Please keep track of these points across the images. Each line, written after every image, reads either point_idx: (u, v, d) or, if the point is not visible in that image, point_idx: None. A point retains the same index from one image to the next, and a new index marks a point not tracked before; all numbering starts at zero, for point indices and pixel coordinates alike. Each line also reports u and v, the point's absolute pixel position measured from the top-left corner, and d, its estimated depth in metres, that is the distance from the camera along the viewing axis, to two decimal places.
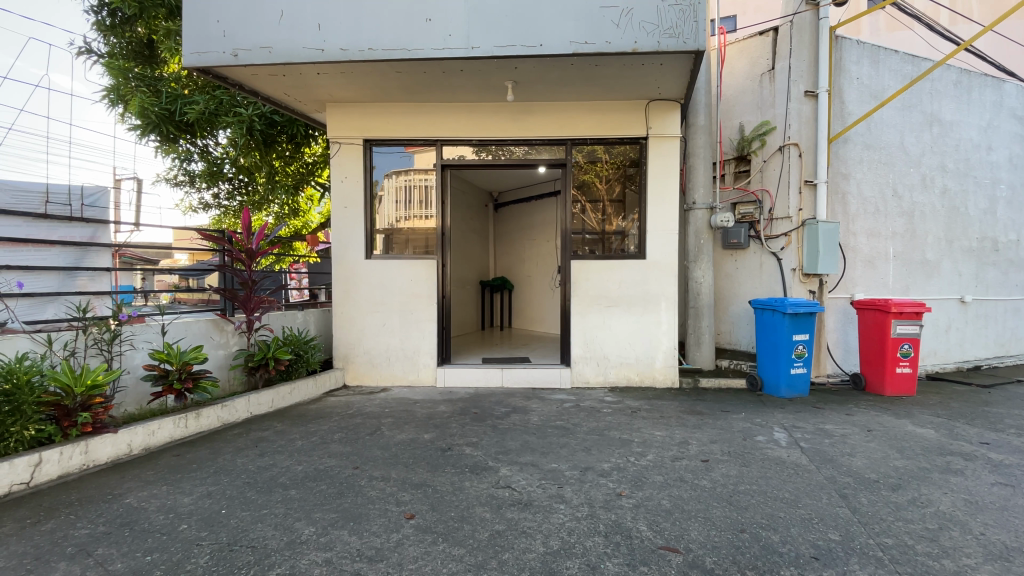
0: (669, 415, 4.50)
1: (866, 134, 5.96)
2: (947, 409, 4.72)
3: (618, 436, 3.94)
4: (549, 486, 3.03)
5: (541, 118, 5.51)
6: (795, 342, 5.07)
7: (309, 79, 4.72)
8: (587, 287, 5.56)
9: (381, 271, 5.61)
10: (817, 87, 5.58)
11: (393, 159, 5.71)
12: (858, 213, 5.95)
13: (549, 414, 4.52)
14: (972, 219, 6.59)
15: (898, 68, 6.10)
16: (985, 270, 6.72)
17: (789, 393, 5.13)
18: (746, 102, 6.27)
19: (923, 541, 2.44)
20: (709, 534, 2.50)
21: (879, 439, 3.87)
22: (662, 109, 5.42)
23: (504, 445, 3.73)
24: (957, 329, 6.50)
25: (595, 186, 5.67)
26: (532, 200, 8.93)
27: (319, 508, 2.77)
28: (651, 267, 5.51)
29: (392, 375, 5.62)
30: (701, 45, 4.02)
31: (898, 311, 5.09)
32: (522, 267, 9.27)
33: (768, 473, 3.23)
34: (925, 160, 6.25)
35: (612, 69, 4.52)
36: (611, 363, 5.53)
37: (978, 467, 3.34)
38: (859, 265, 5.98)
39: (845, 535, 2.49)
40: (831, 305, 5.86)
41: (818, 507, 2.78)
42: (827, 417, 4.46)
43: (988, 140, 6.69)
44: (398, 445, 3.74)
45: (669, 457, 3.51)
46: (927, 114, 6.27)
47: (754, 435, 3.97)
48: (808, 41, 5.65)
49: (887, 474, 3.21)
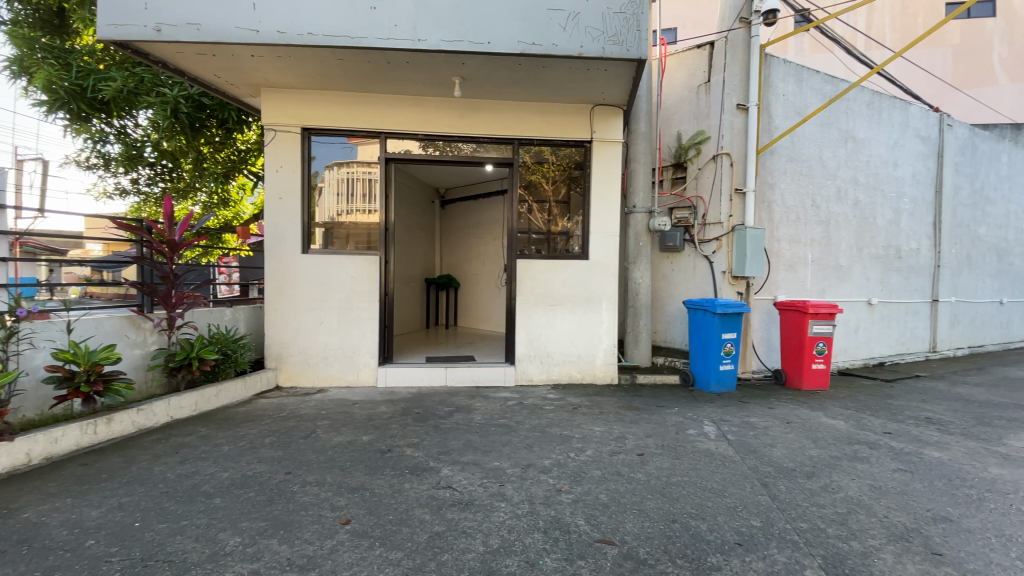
0: (608, 411, 4.64)
1: (790, 148, 6.41)
2: (855, 402, 5.17)
3: (559, 432, 4.00)
4: (491, 485, 3.03)
5: (489, 117, 5.49)
6: (724, 340, 5.37)
7: (243, 61, 4.44)
8: (532, 285, 5.59)
9: (320, 266, 5.38)
10: (747, 101, 5.96)
11: (334, 150, 5.50)
12: (782, 220, 6.39)
13: (492, 413, 4.53)
14: (879, 229, 7.26)
15: (819, 88, 6.60)
16: (890, 275, 7.42)
17: (718, 388, 5.43)
18: (683, 111, 6.56)
19: (834, 525, 2.65)
20: (643, 526, 2.59)
21: (796, 430, 4.18)
22: (606, 114, 5.57)
23: (446, 445, 3.69)
24: (865, 328, 7.15)
25: (542, 186, 5.74)
26: (480, 197, 8.92)
27: (246, 517, 2.61)
28: (593, 268, 5.65)
29: (329, 376, 5.41)
30: (643, 53, 4.16)
31: (814, 312, 5.52)
32: (468, 266, 9.21)
33: (699, 465, 3.40)
34: (840, 173, 6.82)
35: (559, 72, 4.58)
36: (555, 360, 5.61)
37: (881, 455, 3.68)
38: (781, 269, 6.42)
39: (765, 521, 2.67)
40: (756, 305, 6.26)
41: (742, 496, 2.96)
42: (751, 410, 4.76)
43: (894, 157, 7.38)
44: (335, 448, 3.61)
45: (607, 451, 3.61)
46: (843, 131, 6.83)
47: (686, 428, 4.17)
48: (741, 57, 5.96)
49: (803, 463, 3.48)
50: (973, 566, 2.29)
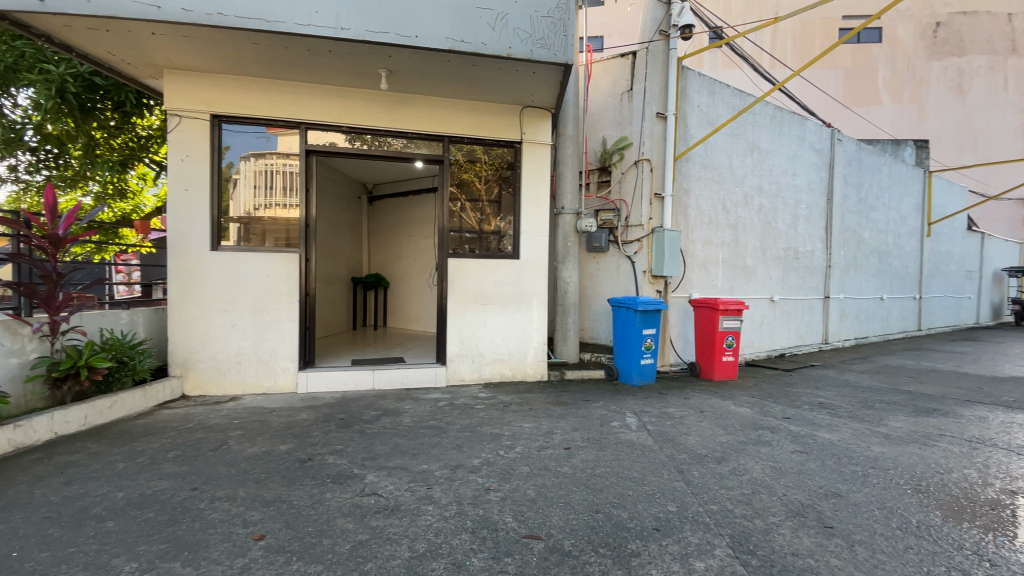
0: (537, 408, 4.72)
1: (704, 156, 6.86)
2: (759, 390, 5.65)
3: (489, 431, 4.01)
4: (418, 488, 2.98)
5: (418, 112, 5.38)
6: (645, 336, 5.66)
7: (143, 39, 4.04)
8: (463, 284, 5.54)
9: (233, 265, 5.01)
10: (666, 110, 6.32)
11: (249, 140, 5.14)
12: (696, 223, 6.83)
13: (421, 415, 4.45)
14: (781, 232, 7.98)
15: (729, 101, 7.13)
16: (789, 275, 8.17)
17: (640, 381, 5.72)
18: (608, 117, 6.81)
19: (740, 505, 2.88)
20: (569, 518, 2.66)
21: (708, 419, 4.49)
22: (535, 116, 5.68)
23: (372, 450, 3.58)
24: (768, 322, 7.83)
25: (474, 185, 5.73)
26: (409, 194, 8.74)
27: (144, 540, 2.38)
28: (524, 267, 5.72)
29: (244, 382, 5.06)
30: (569, 58, 4.29)
31: (724, 309, 5.97)
32: (397, 264, 8.99)
33: (621, 456, 3.56)
34: (747, 181, 7.41)
35: (488, 71, 4.59)
36: (486, 360, 5.61)
37: (781, 438, 4.05)
38: (696, 269, 6.87)
39: (680, 506, 2.84)
40: (674, 303, 6.65)
41: (660, 483, 3.13)
42: (669, 401, 5.05)
43: (793, 167, 8.13)
44: (249, 460, 3.38)
45: (535, 447, 3.67)
46: (750, 142, 7.43)
47: (610, 421, 4.34)
48: (660, 68, 6.32)
49: (714, 449, 3.74)
50: (856, 535, 2.57)
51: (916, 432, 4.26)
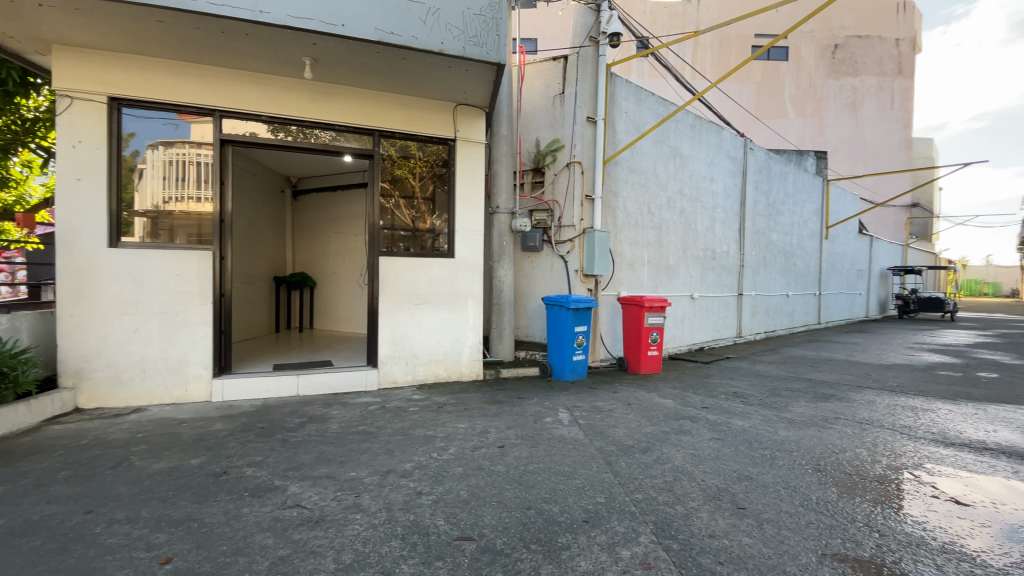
0: (472, 407, 4.71)
1: (631, 160, 7.15)
2: (681, 382, 6.00)
3: (422, 433, 3.94)
4: (345, 497, 2.87)
5: (347, 104, 5.18)
6: (577, 333, 5.82)
7: (23, 8, 3.58)
8: (396, 284, 5.40)
9: (136, 263, 4.55)
10: (596, 115, 6.54)
11: (156, 127, 4.70)
12: (624, 224, 7.12)
13: (349, 420, 4.29)
14: (700, 234, 8.51)
15: (653, 108, 7.48)
16: (708, 274, 8.74)
17: (572, 377, 5.87)
18: (541, 118, 6.92)
19: (663, 492, 3.04)
20: (501, 517, 2.68)
21: (635, 411, 4.70)
22: (469, 114, 5.66)
23: (295, 460, 3.40)
24: (689, 318, 8.33)
25: (408, 182, 5.61)
26: (337, 188, 8.40)
27: (26, 572, 2.10)
28: (458, 266, 5.69)
29: (149, 393, 4.62)
30: (501, 58, 4.36)
31: (649, 306, 6.28)
32: (324, 262, 8.62)
33: (552, 451, 3.63)
34: (670, 185, 7.83)
35: (420, 67, 4.51)
36: (419, 361, 5.52)
37: (700, 427, 4.32)
38: (624, 268, 7.16)
39: (608, 497, 2.95)
40: (604, 301, 6.89)
41: (590, 475, 3.23)
42: (599, 396, 5.23)
43: (711, 173, 8.70)
44: (154, 477, 3.09)
45: (469, 447, 3.66)
46: (673, 149, 7.85)
47: (543, 417, 4.42)
48: (590, 73, 6.52)
49: (640, 440, 3.92)
50: (765, 514, 2.80)
51: (815, 416, 4.71)
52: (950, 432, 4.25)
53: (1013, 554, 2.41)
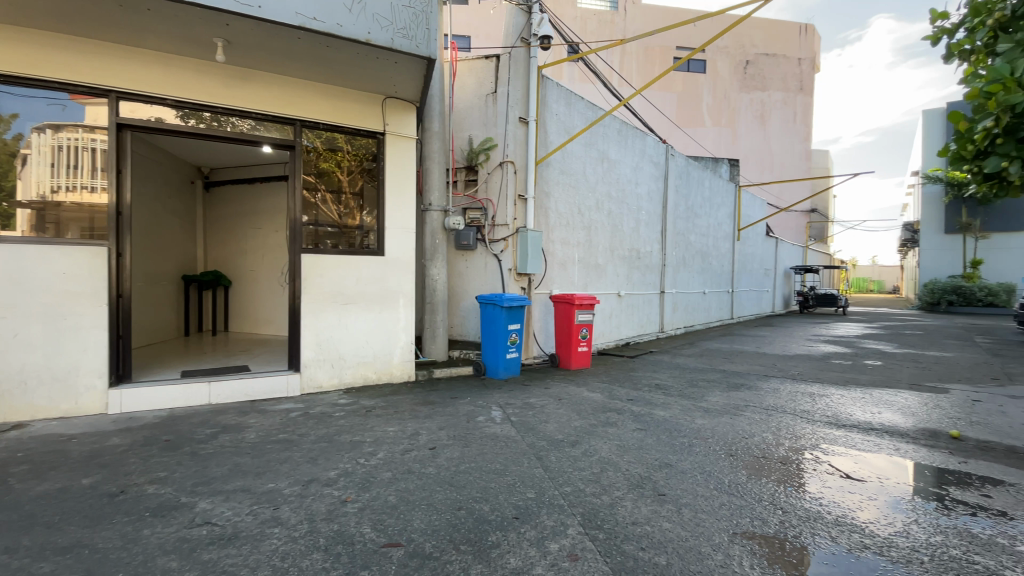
0: (402, 410, 4.60)
1: (562, 162, 7.31)
2: (609, 376, 6.24)
3: (349, 439, 3.79)
4: (262, 511, 2.69)
5: (267, 92, 4.86)
6: (510, 331, 5.87)
7: None
8: (321, 283, 5.14)
9: (15, 260, 4.00)
10: (527, 115, 6.61)
11: (41, 107, 4.16)
12: (556, 224, 7.27)
13: (269, 428, 4.03)
14: (626, 234, 8.89)
15: (583, 112, 7.70)
16: (634, 273, 9.15)
17: (506, 375, 5.91)
18: (473, 117, 6.89)
19: (590, 484, 3.14)
20: (430, 520, 2.64)
21: (565, 406, 4.82)
22: (399, 108, 5.52)
23: (206, 474, 3.14)
24: (617, 315, 8.68)
25: (335, 175, 5.39)
26: (256, 181, 7.90)
27: None
28: (389, 264, 5.52)
29: (30, 408, 4.07)
30: (432, 52, 4.33)
31: (579, 303, 6.46)
32: (241, 260, 8.06)
33: (484, 450, 3.63)
34: (599, 187, 8.11)
35: (347, 56, 4.34)
36: (347, 363, 5.30)
37: (626, 419, 4.51)
38: (556, 267, 7.31)
39: (538, 492, 3.00)
40: (537, 299, 6.99)
41: (521, 472, 3.26)
42: (531, 392, 5.31)
43: (637, 177, 9.11)
44: (34, 501, 2.73)
45: (399, 451, 3.57)
46: (601, 152, 8.13)
47: (476, 416, 4.41)
48: (522, 74, 6.58)
49: (569, 434, 4.02)
50: (683, 499, 2.97)
51: (728, 404, 5.08)
52: (842, 415, 4.74)
53: (894, 522, 2.73)
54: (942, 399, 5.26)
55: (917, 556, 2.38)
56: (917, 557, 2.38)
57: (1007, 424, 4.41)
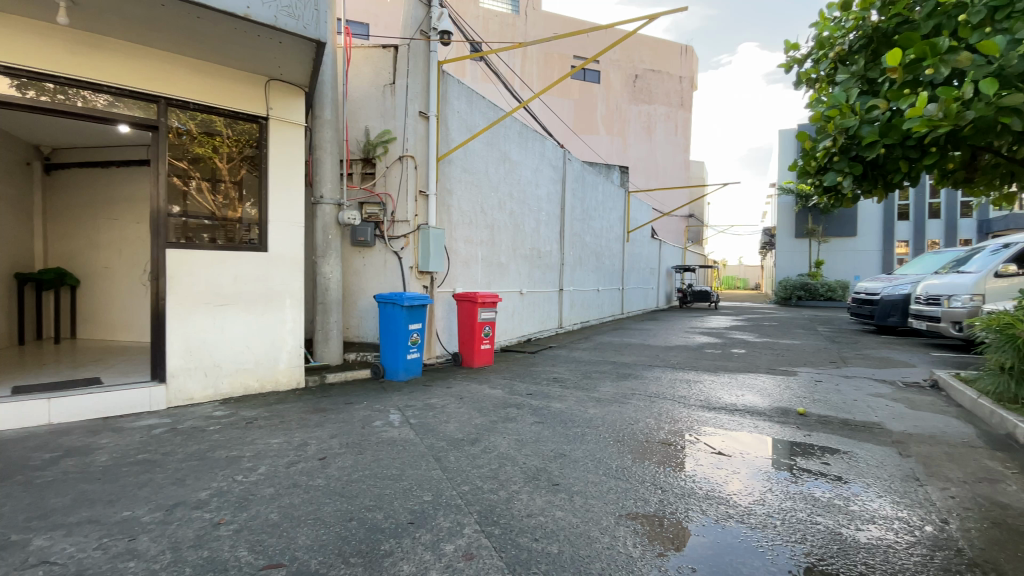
0: (289, 419, 4.26)
1: (464, 160, 7.28)
2: (510, 373, 6.35)
3: (225, 455, 3.43)
4: (113, 544, 2.33)
5: (125, 63, 4.22)
6: (410, 331, 5.72)
7: None
8: (193, 282, 4.60)
9: None
10: (428, 111, 6.53)
11: None
12: (458, 222, 7.22)
13: (125, 449, 3.51)
14: (528, 234, 9.11)
15: (484, 111, 7.74)
16: (535, 271, 9.41)
17: (406, 376, 5.75)
18: (370, 107, 6.59)
19: (488, 481, 3.16)
20: (317, 535, 2.47)
21: (466, 404, 4.81)
22: (286, 92, 5.11)
23: (40, 507, 2.65)
24: (518, 312, 8.87)
25: (213, 162, 4.88)
26: (112, 165, 6.88)
27: None
28: (275, 261, 5.10)
29: None
30: (321, 35, 4.12)
31: (482, 302, 6.49)
32: (92, 255, 6.95)
33: (380, 456, 3.49)
34: (501, 187, 8.21)
35: (223, 31, 3.94)
36: (224, 371, 4.80)
37: (524, 413, 4.61)
38: (458, 265, 7.27)
39: (435, 494, 2.95)
40: (439, 297, 6.89)
41: (418, 475, 3.19)
42: (432, 393, 5.22)
43: (537, 179, 9.38)
44: None
45: (283, 464, 3.30)
46: (503, 153, 8.23)
47: (372, 421, 4.23)
48: (422, 67, 6.46)
49: (469, 432, 4.02)
50: (575, 487, 3.10)
51: (618, 394, 5.43)
52: (713, 398, 5.30)
53: (754, 492, 3.09)
54: (792, 381, 6.10)
55: (771, 521, 2.72)
56: (771, 521, 2.73)
57: (840, 400, 5.22)
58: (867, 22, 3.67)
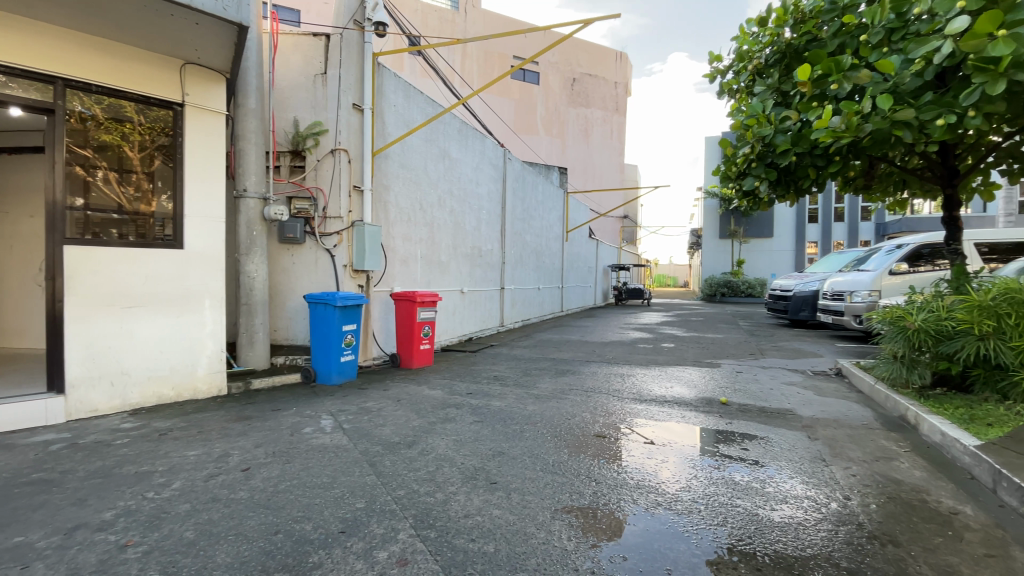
0: (209, 429, 3.97)
1: (402, 156, 7.11)
2: (449, 372, 6.29)
3: (133, 471, 3.14)
4: None
5: (15, 37, 3.75)
6: (345, 332, 5.50)
7: None
8: (96, 281, 4.17)
9: None
10: (362, 103, 6.25)
11: None
12: (396, 219, 7.04)
13: (12, 469, 3.12)
14: (468, 232, 9.05)
15: (422, 107, 7.59)
16: (475, 270, 9.38)
17: (339, 379, 5.54)
18: (300, 98, 6.28)
19: (425, 483, 3.10)
20: (238, 551, 2.32)
21: (403, 406, 4.71)
22: (206, 78, 4.77)
23: None
24: (459, 311, 8.80)
25: (122, 151, 4.48)
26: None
27: None
28: (193, 259, 4.73)
29: None
30: (242, 18, 3.98)
31: (421, 301, 6.37)
32: None
33: (310, 463, 3.33)
34: (440, 184, 8.11)
35: (133, 8, 3.64)
36: (134, 379, 4.40)
37: (463, 413, 4.58)
38: (396, 264, 7.10)
39: (369, 500, 2.86)
40: (376, 297, 6.68)
41: (351, 482, 3.08)
42: (367, 396, 5.06)
43: (477, 177, 9.35)
44: None
45: (201, 477, 3.07)
46: (442, 150, 8.13)
47: (301, 428, 4.03)
48: (355, 58, 6.20)
49: (406, 435, 3.93)
50: (512, 484, 3.12)
51: (556, 390, 5.52)
52: (645, 391, 5.53)
53: (681, 479, 3.25)
54: (717, 373, 6.49)
55: (696, 506, 2.87)
56: (697, 506, 2.88)
57: (759, 390, 5.62)
58: (781, 38, 3.98)
